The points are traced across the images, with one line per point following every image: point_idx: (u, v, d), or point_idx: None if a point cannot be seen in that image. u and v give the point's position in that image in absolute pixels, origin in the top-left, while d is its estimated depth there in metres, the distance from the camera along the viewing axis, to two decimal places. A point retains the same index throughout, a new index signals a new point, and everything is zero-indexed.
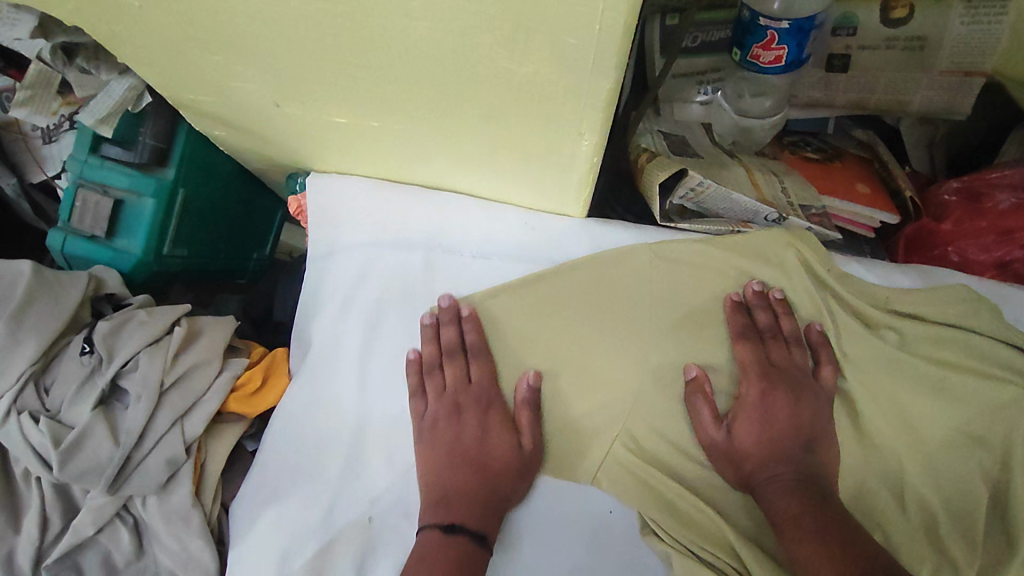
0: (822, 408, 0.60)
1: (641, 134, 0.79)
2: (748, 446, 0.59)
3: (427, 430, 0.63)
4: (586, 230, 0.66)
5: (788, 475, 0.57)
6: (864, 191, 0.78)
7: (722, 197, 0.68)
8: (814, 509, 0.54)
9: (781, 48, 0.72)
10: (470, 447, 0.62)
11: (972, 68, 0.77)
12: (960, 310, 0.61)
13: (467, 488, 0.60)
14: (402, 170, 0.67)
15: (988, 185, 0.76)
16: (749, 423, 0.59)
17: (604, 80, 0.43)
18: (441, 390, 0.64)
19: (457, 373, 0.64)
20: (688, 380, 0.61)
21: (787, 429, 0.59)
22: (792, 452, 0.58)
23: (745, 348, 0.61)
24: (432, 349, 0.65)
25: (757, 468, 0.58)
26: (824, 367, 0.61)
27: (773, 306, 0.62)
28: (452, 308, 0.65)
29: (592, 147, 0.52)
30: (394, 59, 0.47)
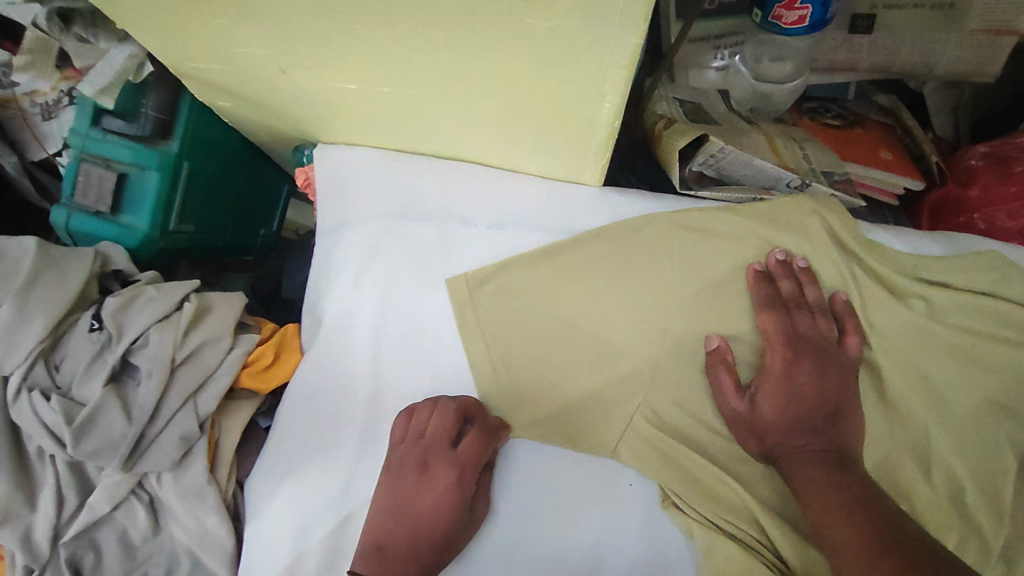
0: (848, 377, 0.58)
1: (657, 101, 0.77)
2: (773, 418, 0.57)
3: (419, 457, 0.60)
4: (602, 199, 0.64)
5: (814, 446, 0.55)
6: (887, 157, 0.77)
7: (743, 163, 0.66)
8: (841, 481, 0.52)
9: (805, 8, 0.69)
10: (433, 520, 0.58)
11: (1005, 26, 0.73)
12: (991, 277, 0.59)
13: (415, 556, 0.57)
14: (414, 138, 0.65)
15: (1017, 150, 0.73)
16: (773, 393, 0.57)
17: (630, 34, 0.41)
18: (434, 452, 0.59)
19: (452, 473, 0.59)
20: (710, 351, 0.60)
21: (814, 400, 0.56)
22: (819, 423, 0.56)
23: (769, 317, 0.59)
24: (439, 422, 0.60)
25: (781, 440, 0.56)
26: (850, 337, 0.59)
27: (797, 274, 0.60)
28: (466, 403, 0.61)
29: (614, 108, 0.50)
30: (408, 17, 0.45)
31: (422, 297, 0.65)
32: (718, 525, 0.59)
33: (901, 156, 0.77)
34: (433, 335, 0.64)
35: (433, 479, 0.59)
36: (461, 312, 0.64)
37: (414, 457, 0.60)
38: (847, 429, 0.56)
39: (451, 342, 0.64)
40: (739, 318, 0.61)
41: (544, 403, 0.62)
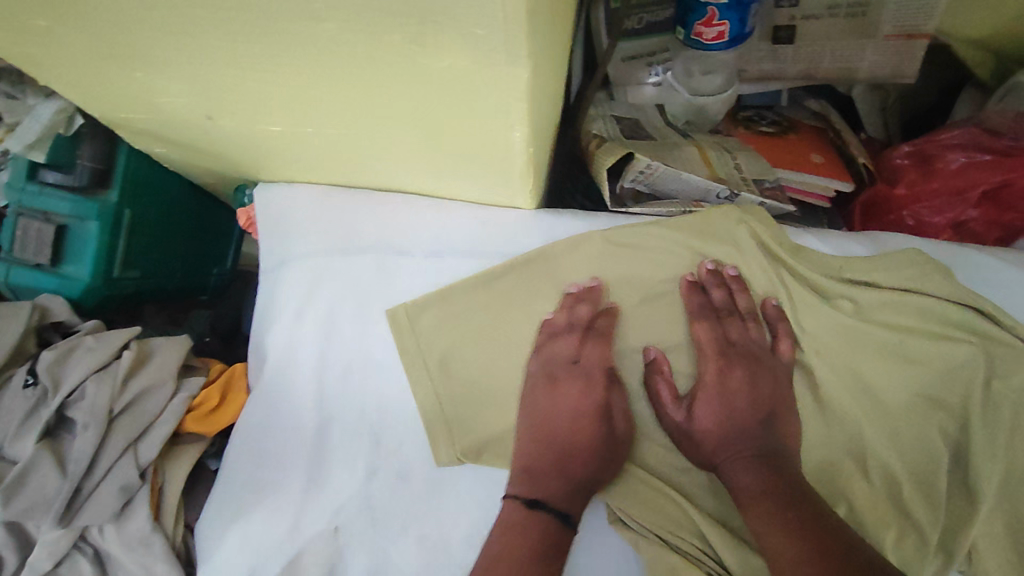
0: (781, 383, 0.60)
1: (593, 120, 0.79)
2: (708, 426, 0.59)
3: (503, 401, 0.62)
4: (536, 221, 0.66)
5: (748, 452, 0.57)
6: (818, 161, 0.79)
7: (672, 177, 0.68)
8: (776, 485, 0.54)
9: (723, 24, 0.71)
10: (549, 421, 0.61)
11: (915, 30, 0.74)
12: (912, 273, 0.60)
13: (545, 465, 0.59)
14: (348, 173, 0.66)
15: (938, 147, 0.74)
16: (709, 402, 0.59)
17: (519, 69, 0.42)
18: (561, 366, 0.61)
19: (579, 381, 0.61)
20: (647, 362, 0.62)
21: (746, 407, 0.58)
22: (754, 428, 0.58)
23: (702, 327, 0.61)
24: (568, 335, 0.62)
25: (716, 449, 0.58)
26: (782, 342, 0.61)
27: (728, 282, 0.62)
28: (578, 286, 0.63)
29: (525, 137, 0.51)
30: (310, 62, 0.46)
31: (362, 331, 0.66)
32: (662, 537, 0.58)
33: (831, 158, 0.80)
34: (373, 368, 0.65)
35: (595, 392, 0.61)
36: (401, 342, 0.64)
37: (540, 372, 0.62)
38: (783, 432, 0.58)
39: (393, 373, 0.65)
40: (673, 328, 0.62)
41: (491, 427, 0.63)
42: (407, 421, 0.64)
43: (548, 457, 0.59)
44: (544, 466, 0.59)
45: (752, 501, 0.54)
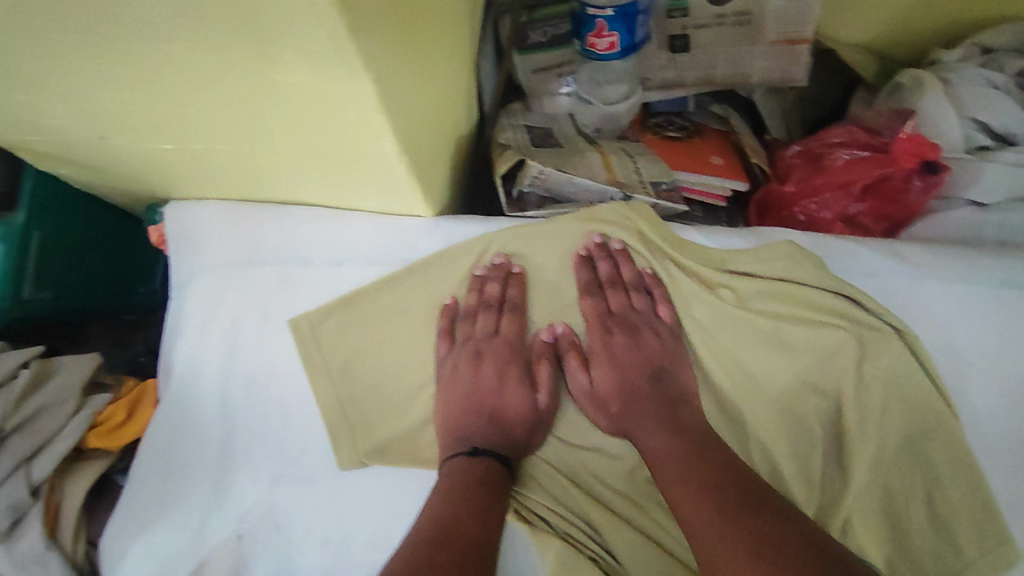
0: (665, 339, 0.65)
1: (503, 129, 0.82)
2: (608, 390, 0.64)
3: (447, 375, 0.64)
4: (434, 228, 0.67)
5: (646, 411, 0.62)
6: (717, 162, 0.82)
7: (564, 181, 0.72)
8: (676, 437, 0.59)
9: (612, 35, 0.73)
10: (484, 394, 0.64)
11: (796, 36, 0.79)
12: (786, 265, 0.63)
13: (483, 433, 0.63)
14: (245, 186, 0.67)
15: (825, 147, 0.79)
16: (605, 368, 0.65)
17: (362, 89, 0.42)
18: (484, 339, 0.65)
19: (500, 354, 0.65)
20: (546, 343, 0.66)
21: (633, 364, 0.64)
22: (645, 390, 0.63)
23: (589, 302, 0.65)
24: (486, 312, 0.65)
25: (621, 409, 0.63)
26: (659, 305, 0.66)
27: (614, 255, 0.66)
28: (504, 264, 0.65)
29: (395, 150, 0.51)
30: (167, 86, 0.46)
31: (269, 340, 0.68)
32: (551, 523, 0.61)
33: (730, 160, 0.83)
34: (280, 377, 0.67)
35: (515, 361, 0.65)
36: (304, 350, 0.66)
37: (466, 347, 0.65)
38: (669, 388, 0.63)
39: (299, 380, 0.66)
40: (566, 321, 0.66)
41: (395, 428, 0.65)
42: (311, 427, 0.65)
43: (486, 426, 0.63)
44: (482, 434, 0.62)
45: (659, 454, 0.59)
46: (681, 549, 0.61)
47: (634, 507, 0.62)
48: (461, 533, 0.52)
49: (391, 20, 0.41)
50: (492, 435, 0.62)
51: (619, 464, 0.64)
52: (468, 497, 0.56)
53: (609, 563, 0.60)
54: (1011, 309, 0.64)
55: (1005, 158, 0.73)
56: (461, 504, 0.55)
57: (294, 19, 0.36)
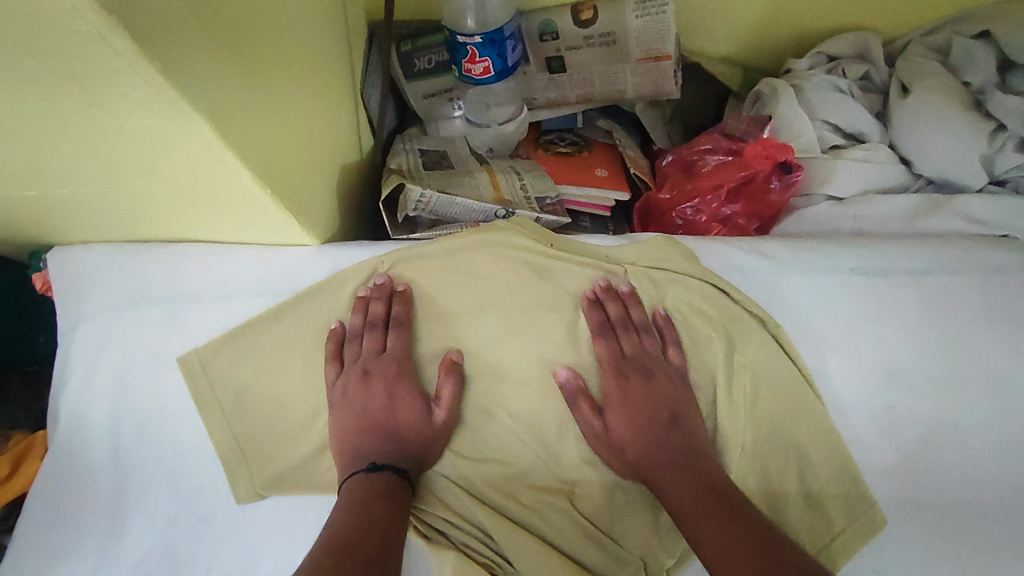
0: (678, 387, 0.66)
1: (397, 155, 0.85)
2: (624, 435, 0.64)
3: (339, 399, 0.64)
4: (321, 256, 0.68)
5: (664, 462, 0.62)
6: (601, 174, 0.87)
7: (448, 203, 0.75)
8: (692, 479, 0.60)
9: (485, 60, 0.78)
10: (378, 412, 0.64)
11: (659, 54, 0.83)
12: (659, 254, 0.70)
13: (380, 448, 0.62)
14: (124, 230, 0.67)
15: (696, 154, 0.85)
16: (617, 414, 0.65)
17: (198, 124, 0.43)
18: (371, 359, 0.65)
19: (390, 369, 0.65)
20: (450, 363, 0.66)
21: (650, 415, 0.64)
22: (660, 432, 0.64)
23: (602, 343, 0.67)
24: (372, 331, 0.66)
25: (640, 456, 0.63)
26: (670, 348, 0.68)
27: (623, 297, 0.69)
28: (387, 285, 0.67)
29: (254, 181, 0.52)
30: (7, 134, 0.46)
31: (157, 382, 0.67)
32: (448, 536, 0.62)
33: (614, 171, 0.88)
34: (171, 419, 0.66)
35: (406, 376, 0.65)
36: (194, 388, 0.65)
37: (356, 368, 0.65)
38: (680, 431, 0.64)
39: (190, 419, 0.66)
40: (456, 338, 0.68)
41: (291, 456, 0.65)
42: (205, 466, 0.65)
43: (383, 443, 0.62)
44: (379, 453, 0.61)
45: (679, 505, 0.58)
46: (574, 547, 0.63)
47: (530, 512, 0.64)
48: (362, 550, 0.52)
49: (221, 64, 0.44)
50: (390, 450, 0.62)
51: (513, 470, 0.66)
52: (369, 506, 0.56)
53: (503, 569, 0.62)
54: (862, 295, 0.69)
55: (854, 156, 0.82)
56: (362, 513, 0.56)
57: (107, 65, 0.37)
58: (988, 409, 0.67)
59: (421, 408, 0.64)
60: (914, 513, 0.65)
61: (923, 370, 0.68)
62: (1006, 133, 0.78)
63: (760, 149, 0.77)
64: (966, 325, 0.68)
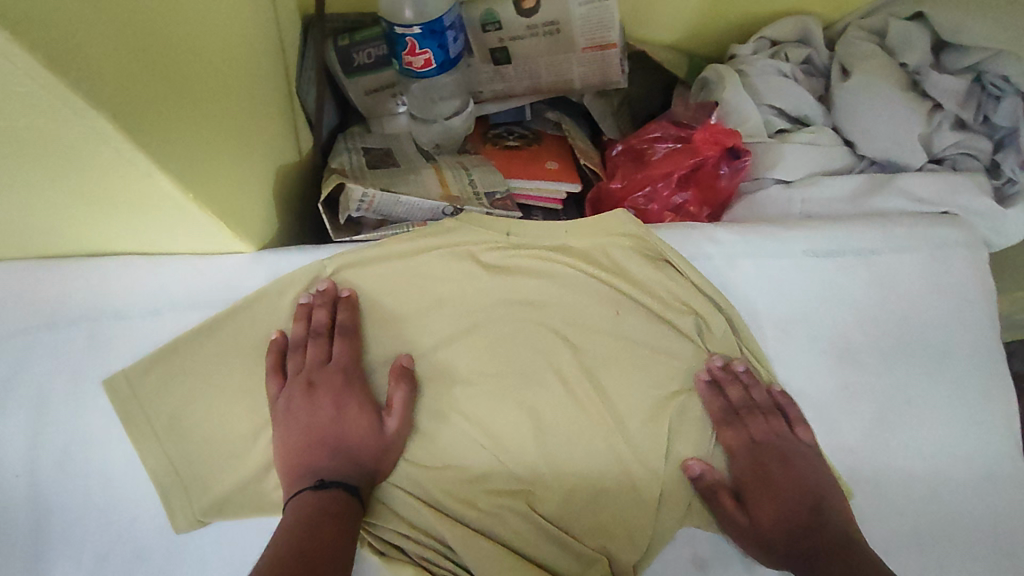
0: (810, 459, 0.65)
1: (338, 154, 0.82)
2: (769, 526, 0.62)
3: (281, 411, 0.61)
4: (257, 262, 0.65)
5: (808, 557, 0.60)
6: (552, 167, 0.85)
7: (391, 201, 0.71)
8: (839, 567, 0.58)
9: (426, 52, 0.74)
10: (325, 426, 0.61)
11: (603, 42, 0.81)
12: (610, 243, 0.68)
13: (330, 466, 0.59)
14: (32, 243, 0.61)
15: (644, 142, 0.84)
16: (761, 505, 0.63)
17: (98, 121, 0.39)
18: (316, 369, 0.62)
19: (336, 380, 0.62)
20: (401, 368, 0.63)
21: (793, 498, 0.63)
22: (806, 516, 0.62)
23: (729, 433, 0.65)
24: (316, 340, 0.63)
25: (789, 546, 0.61)
26: (799, 427, 0.66)
27: (741, 378, 0.67)
28: (330, 291, 0.65)
29: (172, 184, 0.49)
30: None
31: (79, 407, 0.61)
32: (399, 548, 0.60)
33: (564, 161, 0.86)
34: (97, 446, 0.61)
35: (352, 386, 0.62)
36: (123, 409, 0.61)
37: (300, 379, 0.62)
38: (834, 512, 0.62)
39: (120, 443, 0.61)
40: (404, 344, 0.65)
41: (231, 477, 0.61)
42: (136, 493, 0.60)
43: (333, 459, 0.60)
44: (330, 470, 0.59)
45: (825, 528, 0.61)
46: (532, 549, 0.61)
47: (487, 517, 0.62)
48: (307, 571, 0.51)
49: (121, 54, 0.40)
50: (341, 466, 0.59)
51: (469, 474, 0.63)
52: (312, 530, 0.54)
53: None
54: (815, 275, 0.70)
55: (799, 139, 0.82)
56: (305, 537, 0.53)
57: None
58: (930, 378, 0.69)
59: (371, 419, 0.61)
60: (868, 490, 0.66)
61: (871, 348, 0.69)
62: (942, 112, 0.80)
63: (708, 136, 0.76)
64: (906, 301, 0.70)
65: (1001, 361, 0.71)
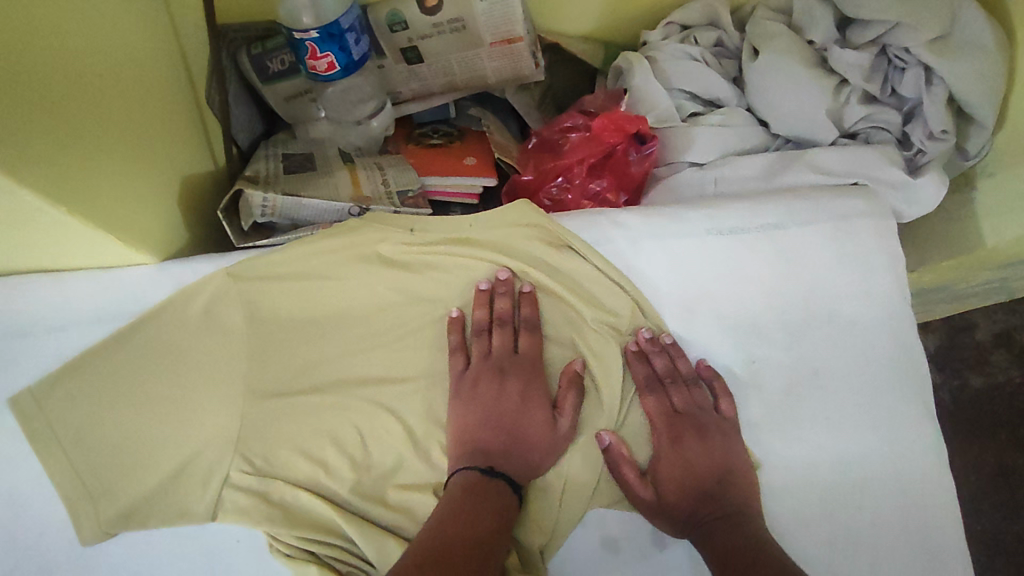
0: (729, 436, 0.66)
1: (257, 161, 0.83)
2: (675, 497, 0.64)
3: (467, 392, 0.64)
4: (162, 273, 0.65)
5: (704, 524, 0.63)
6: (470, 162, 0.85)
7: (295, 204, 0.72)
8: (731, 537, 0.61)
9: (328, 55, 0.75)
10: (511, 409, 0.64)
11: (509, 36, 0.81)
12: (512, 234, 0.69)
13: (535, 441, 0.63)
14: None
15: (558, 132, 0.85)
16: (669, 472, 0.65)
17: None
18: (506, 358, 0.65)
19: (522, 371, 0.65)
20: (572, 371, 0.66)
21: (703, 470, 0.65)
22: (710, 489, 0.64)
23: (651, 400, 0.67)
24: (501, 328, 0.66)
25: (689, 513, 0.64)
26: (720, 400, 0.68)
27: (668, 349, 0.68)
28: (509, 280, 0.67)
29: (39, 194, 0.49)
30: None
31: None
32: (309, 549, 0.60)
33: (484, 156, 0.86)
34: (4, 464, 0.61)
35: (535, 380, 0.65)
36: (29, 427, 0.61)
37: (488, 364, 0.65)
38: (738, 487, 0.65)
39: (28, 460, 0.61)
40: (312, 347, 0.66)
41: (142, 487, 0.61)
42: (45, 508, 0.60)
43: (540, 439, 0.63)
44: (518, 454, 0.63)
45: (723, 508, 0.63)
46: None
47: (396, 513, 0.62)
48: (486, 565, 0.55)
49: None
50: (515, 453, 0.63)
51: (379, 472, 0.63)
52: (476, 520, 0.58)
53: (364, 570, 0.60)
54: (721, 253, 0.70)
55: (710, 121, 0.83)
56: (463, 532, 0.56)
57: None
58: (840, 350, 0.70)
59: (564, 415, 0.64)
60: (775, 462, 0.67)
61: (779, 321, 0.70)
62: (850, 87, 0.81)
63: (610, 122, 0.78)
64: (816, 275, 0.71)
65: (912, 324, 0.72)
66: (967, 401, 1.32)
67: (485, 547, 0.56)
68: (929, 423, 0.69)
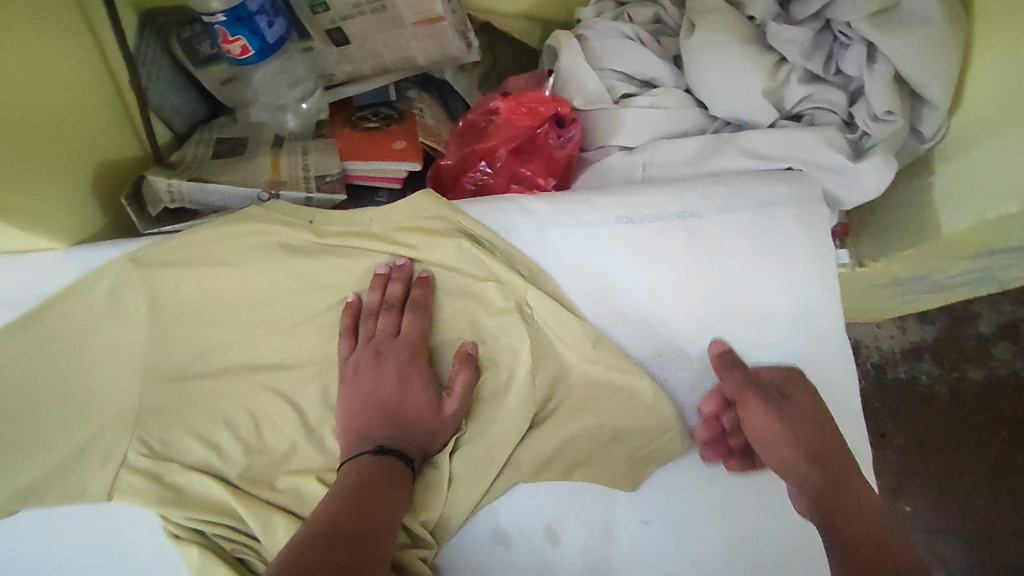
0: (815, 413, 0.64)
1: (187, 146, 0.82)
2: (790, 459, 0.62)
3: (350, 375, 0.64)
4: (69, 258, 0.67)
5: (828, 495, 0.60)
6: (398, 146, 0.83)
7: (202, 191, 0.74)
8: (862, 514, 0.58)
9: (240, 39, 0.74)
10: (392, 395, 0.62)
11: (431, 15, 0.79)
12: (417, 219, 0.68)
13: (420, 421, 0.62)
14: None
15: (482, 117, 0.84)
16: (773, 437, 0.63)
17: None
18: (386, 341, 0.64)
19: (404, 352, 0.64)
20: (464, 353, 0.65)
21: (810, 440, 0.62)
22: (818, 461, 0.61)
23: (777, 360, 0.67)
24: (388, 312, 0.65)
25: (810, 481, 0.61)
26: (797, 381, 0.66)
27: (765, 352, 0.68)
28: (406, 266, 0.66)
29: None
30: None
31: None
32: (197, 528, 0.61)
33: (413, 141, 0.83)
34: None
35: (420, 361, 0.64)
36: None
37: (370, 347, 0.64)
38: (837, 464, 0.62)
39: None
40: (213, 332, 0.67)
41: (44, 464, 0.64)
42: None
43: (424, 422, 0.62)
44: (400, 438, 0.61)
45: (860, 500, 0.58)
46: None
47: (283, 497, 0.62)
48: (362, 541, 0.53)
49: None
50: (402, 436, 0.61)
51: (270, 457, 0.64)
52: (374, 500, 0.56)
53: (250, 546, 0.61)
54: (632, 240, 0.68)
55: (642, 102, 0.80)
56: (348, 510, 0.55)
57: None
58: (754, 343, 0.67)
59: (450, 395, 0.63)
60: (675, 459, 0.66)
61: (691, 313, 0.67)
62: (788, 65, 0.77)
63: (517, 104, 0.79)
64: (733, 263, 0.68)
65: (838, 315, 0.68)
66: (968, 396, 1.20)
67: (364, 525, 0.54)
68: (846, 420, 0.66)
